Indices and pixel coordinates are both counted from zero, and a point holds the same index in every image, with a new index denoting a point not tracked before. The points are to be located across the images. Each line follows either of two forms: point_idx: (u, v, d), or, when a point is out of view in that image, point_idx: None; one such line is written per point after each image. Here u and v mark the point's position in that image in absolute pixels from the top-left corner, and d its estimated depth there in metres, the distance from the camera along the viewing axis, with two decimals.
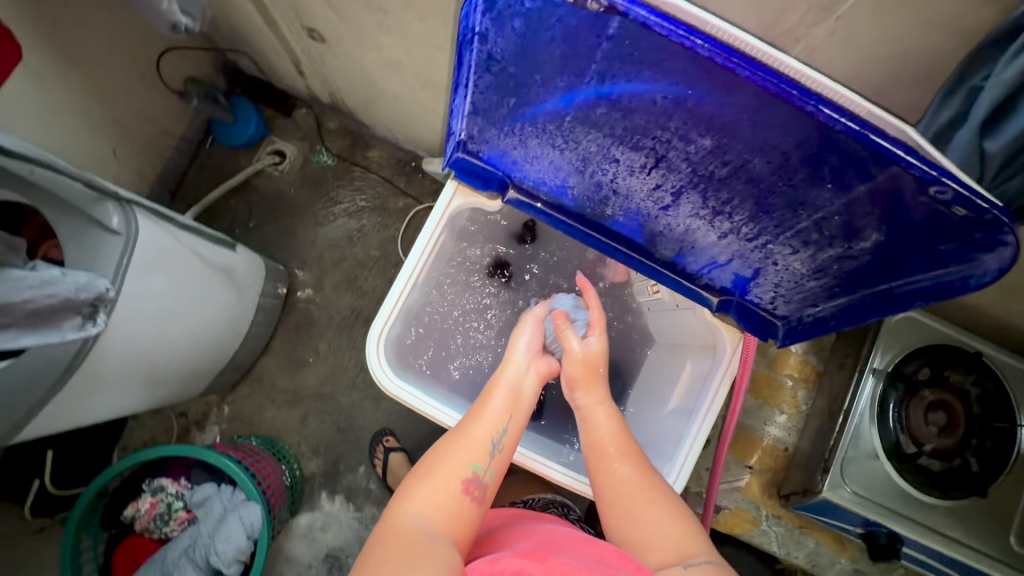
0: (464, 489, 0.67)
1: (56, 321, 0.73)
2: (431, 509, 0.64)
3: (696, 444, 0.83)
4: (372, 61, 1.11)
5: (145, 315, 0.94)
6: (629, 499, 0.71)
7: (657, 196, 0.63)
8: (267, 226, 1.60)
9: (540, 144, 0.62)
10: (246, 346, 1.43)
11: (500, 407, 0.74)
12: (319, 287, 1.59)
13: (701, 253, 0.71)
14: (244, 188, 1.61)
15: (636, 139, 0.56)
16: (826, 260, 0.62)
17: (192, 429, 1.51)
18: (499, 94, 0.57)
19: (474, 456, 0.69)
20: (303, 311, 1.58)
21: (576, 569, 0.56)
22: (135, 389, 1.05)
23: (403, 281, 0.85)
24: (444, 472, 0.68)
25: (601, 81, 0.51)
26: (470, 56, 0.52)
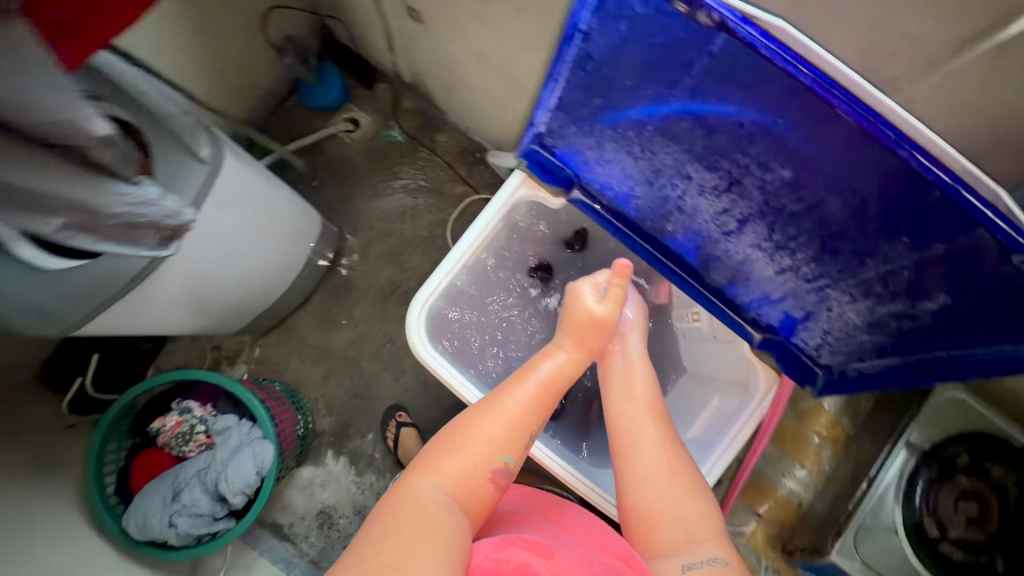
0: (490, 475, 0.68)
1: (137, 238, 0.82)
2: (448, 486, 0.66)
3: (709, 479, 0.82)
4: (460, 47, 1.15)
5: (210, 245, 1.01)
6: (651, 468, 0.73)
7: (723, 221, 0.64)
8: (329, 188, 1.66)
9: (615, 149, 0.63)
10: (287, 296, 1.49)
11: (537, 391, 0.75)
12: (365, 254, 1.64)
13: (754, 285, 0.70)
14: (315, 148, 1.68)
15: (714, 159, 0.57)
16: (884, 315, 0.61)
17: (222, 363, 1.58)
18: (587, 93, 0.58)
19: (503, 444, 0.70)
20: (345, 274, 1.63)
21: (574, 568, 0.60)
22: (183, 314, 1.12)
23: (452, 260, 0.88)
24: (465, 447, 0.68)
25: (691, 97, 0.52)
26: (568, 52, 0.54)
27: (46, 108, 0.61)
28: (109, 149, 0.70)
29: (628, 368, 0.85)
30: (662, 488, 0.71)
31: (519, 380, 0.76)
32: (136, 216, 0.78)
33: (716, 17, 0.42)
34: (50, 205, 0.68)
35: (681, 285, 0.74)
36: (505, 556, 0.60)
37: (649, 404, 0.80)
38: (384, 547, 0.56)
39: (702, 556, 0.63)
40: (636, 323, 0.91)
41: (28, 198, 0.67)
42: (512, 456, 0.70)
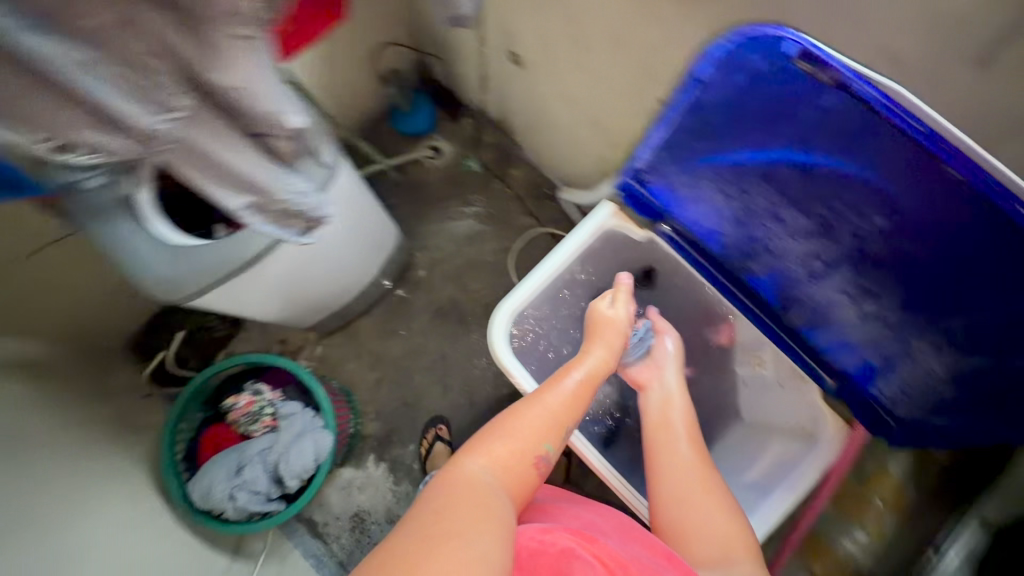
0: (535, 461, 0.73)
1: (283, 223, 0.86)
2: (500, 473, 0.70)
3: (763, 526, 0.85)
4: (554, 90, 1.24)
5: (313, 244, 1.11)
6: (688, 485, 0.83)
7: (810, 264, 0.70)
8: (405, 206, 1.78)
9: (711, 189, 0.71)
10: (356, 300, 1.58)
11: (579, 389, 0.80)
12: (431, 271, 1.73)
13: (834, 329, 0.75)
14: (398, 169, 1.80)
15: (810, 205, 0.64)
16: (965, 368, 0.65)
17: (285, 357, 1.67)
18: (694, 137, 0.66)
19: (545, 433, 0.75)
20: (410, 287, 1.72)
21: (619, 556, 0.67)
22: (270, 302, 1.20)
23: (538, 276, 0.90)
24: (518, 441, 0.73)
25: (798, 147, 0.60)
26: (683, 99, 0.62)
27: (258, 97, 0.64)
28: (291, 140, 0.73)
29: (665, 399, 0.93)
30: (696, 503, 0.81)
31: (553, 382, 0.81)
32: (293, 204, 0.82)
33: (835, 78, 0.52)
34: (237, 180, 0.73)
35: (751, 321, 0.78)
36: (551, 539, 0.66)
37: (680, 427, 0.90)
38: (444, 518, 0.59)
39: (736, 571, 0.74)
40: (673, 353, 0.98)
41: (220, 168, 0.71)
42: (553, 445, 0.75)
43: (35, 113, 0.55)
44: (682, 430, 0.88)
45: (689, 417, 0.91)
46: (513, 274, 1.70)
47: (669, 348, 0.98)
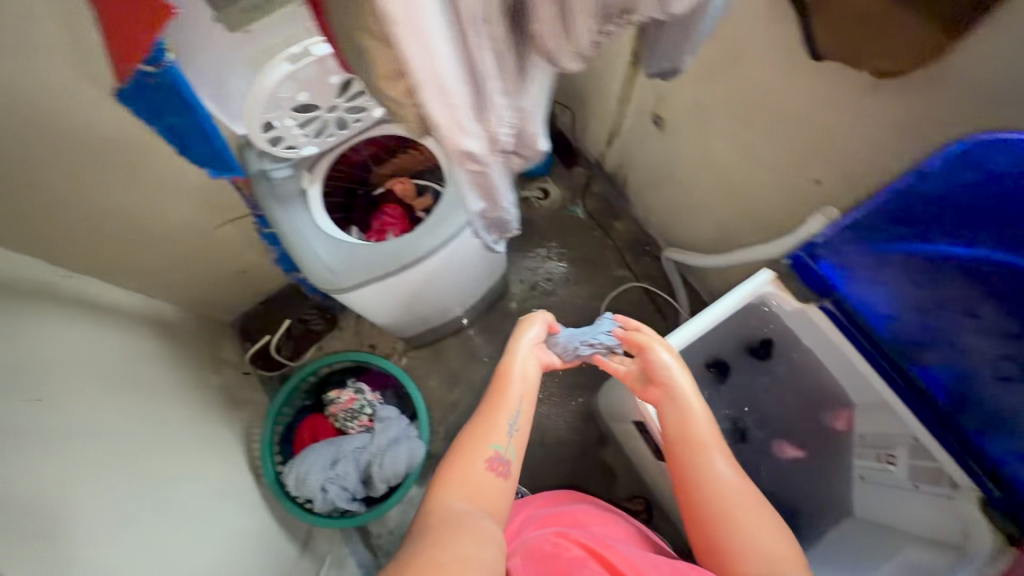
0: (489, 465, 0.81)
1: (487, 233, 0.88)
2: (471, 493, 0.78)
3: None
4: (692, 155, 1.29)
5: (452, 267, 1.15)
6: (723, 502, 0.80)
7: (999, 366, 0.72)
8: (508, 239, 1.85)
9: (896, 274, 0.77)
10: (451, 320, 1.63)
11: (514, 396, 0.87)
12: (522, 305, 1.77)
13: (1011, 438, 0.75)
14: None
15: (1011, 305, 0.67)
16: None
17: None
18: (891, 225, 0.73)
19: (485, 440, 0.83)
20: (500, 317, 1.76)
21: (630, 561, 0.74)
22: (395, 312, 1.25)
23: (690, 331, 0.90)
24: (480, 461, 0.81)
25: (1010, 250, 0.64)
26: (893, 188, 0.69)
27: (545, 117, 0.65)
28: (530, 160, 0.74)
29: (682, 411, 0.88)
30: (733, 515, 0.79)
31: (498, 393, 0.88)
32: (504, 218, 0.83)
33: None
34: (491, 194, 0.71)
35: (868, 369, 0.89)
36: (564, 545, 0.75)
37: (688, 437, 0.86)
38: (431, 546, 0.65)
39: None
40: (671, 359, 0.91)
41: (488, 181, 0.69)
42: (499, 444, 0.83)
43: (446, 104, 0.51)
44: (708, 442, 0.85)
45: (709, 429, 0.86)
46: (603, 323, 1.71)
47: (663, 358, 0.91)
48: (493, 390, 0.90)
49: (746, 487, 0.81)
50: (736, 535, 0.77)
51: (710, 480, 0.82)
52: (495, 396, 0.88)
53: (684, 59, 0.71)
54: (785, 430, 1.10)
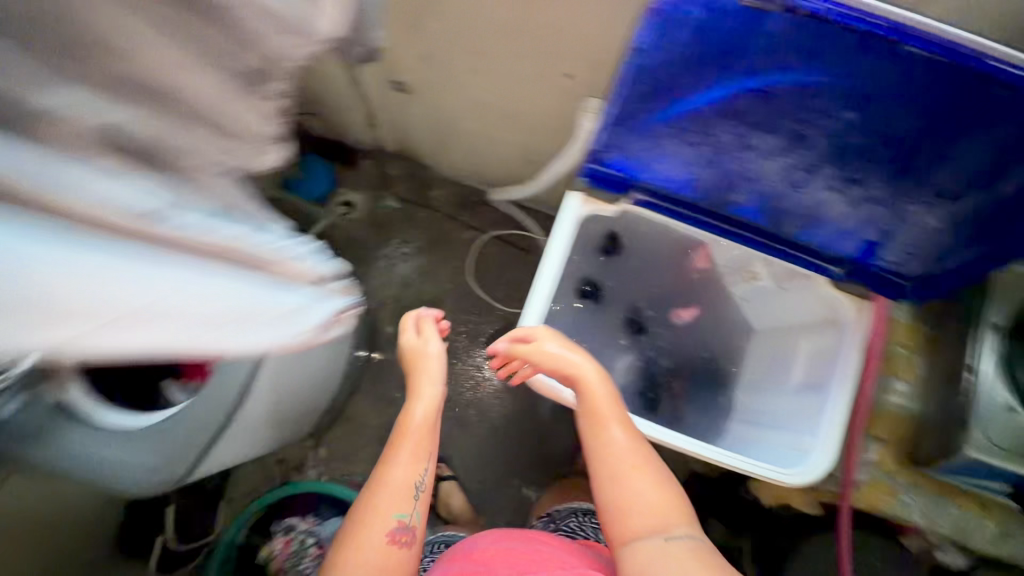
0: (393, 542, 0.72)
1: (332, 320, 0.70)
2: (368, 567, 0.70)
3: (834, 449, 0.83)
4: (455, 103, 1.20)
5: (295, 366, 0.95)
6: (616, 463, 0.73)
7: (790, 175, 0.66)
8: None
9: (673, 142, 0.68)
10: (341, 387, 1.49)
11: (409, 451, 0.79)
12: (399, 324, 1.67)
13: (828, 226, 0.72)
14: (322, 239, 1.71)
15: (776, 123, 0.61)
16: (962, 211, 0.62)
17: (292, 474, 1.55)
18: (640, 101, 0.63)
19: (396, 505, 0.74)
20: (385, 349, 1.66)
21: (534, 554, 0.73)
22: (272, 430, 1.07)
23: (544, 276, 0.84)
24: (377, 535, 0.72)
25: (751, 73, 0.57)
26: (624, 70, 0.59)
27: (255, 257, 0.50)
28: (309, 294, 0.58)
29: (576, 374, 0.80)
30: (622, 449, 0.73)
31: (397, 446, 0.80)
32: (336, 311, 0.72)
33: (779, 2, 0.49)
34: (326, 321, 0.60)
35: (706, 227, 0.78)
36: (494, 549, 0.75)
37: (599, 415, 0.77)
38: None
39: (674, 534, 0.67)
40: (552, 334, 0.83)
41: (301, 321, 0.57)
42: (402, 509, 0.74)
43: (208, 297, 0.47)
44: (608, 409, 0.76)
45: (610, 390, 0.79)
46: (477, 290, 1.66)
47: (551, 345, 0.81)
48: (393, 453, 0.79)
49: (648, 451, 0.74)
50: (645, 518, 0.68)
51: (610, 453, 0.74)
52: (391, 453, 0.79)
53: (372, 37, 0.63)
54: (669, 297, 1.15)
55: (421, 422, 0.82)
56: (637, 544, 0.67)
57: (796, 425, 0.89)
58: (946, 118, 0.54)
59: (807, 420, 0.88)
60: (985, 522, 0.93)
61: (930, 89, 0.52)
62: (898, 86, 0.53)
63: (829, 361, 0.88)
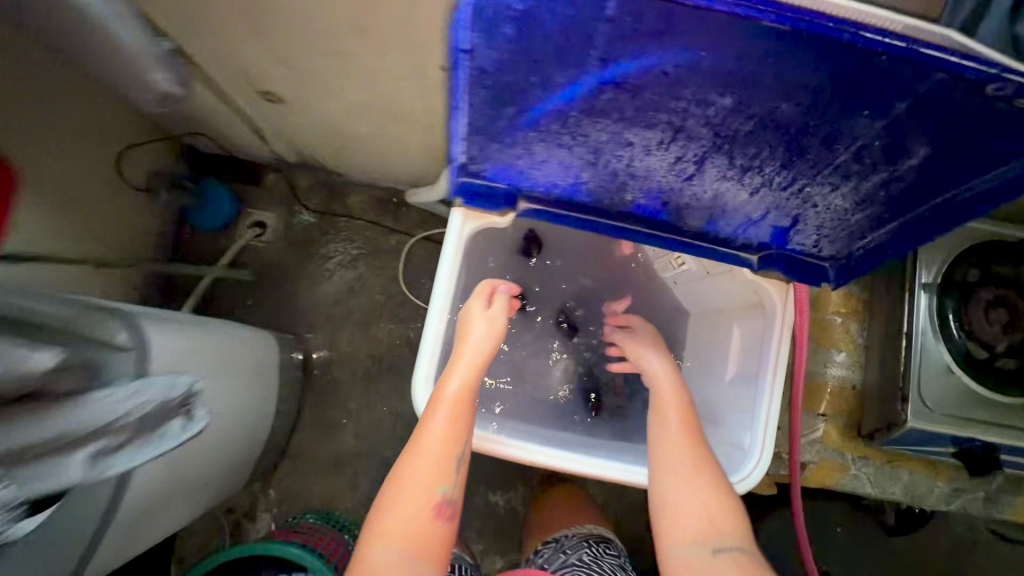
0: (436, 514, 0.62)
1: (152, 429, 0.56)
2: (412, 539, 0.60)
3: (766, 444, 0.79)
4: (337, 109, 1.07)
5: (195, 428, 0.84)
6: (675, 459, 0.70)
7: (679, 168, 0.58)
8: (267, 298, 1.57)
9: (545, 147, 0.58)
10: (279, 425, 1.39)
11: (450, 420, 0.66)
12: (335, 346, 1.57)
13: (733, 214, 0.63)
14: (236, 268, 1.57)
15: (649, 117, 0.51)
16: (869, 189, 0.54)
17: (243, 522, 1.47)
18: (495, 107, 0.53)
19: (439, 473, 0.64)
20: (325, 374, 1.56)
21: None
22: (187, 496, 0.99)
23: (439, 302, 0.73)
24: (421, 503, 0.62)
25: (604, 66, 0.47)
26: (462, 75, 0.49)
27: None
28: None
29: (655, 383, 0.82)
30: (681, 455, 0.70)
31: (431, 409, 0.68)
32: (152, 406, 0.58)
33: None
34: None
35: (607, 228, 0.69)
36: None
37: (663, 406, 0.77)
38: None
39: (728, 545, 0.61)
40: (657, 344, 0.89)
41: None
42: (449, 481, 0.64)
43: None
44: (677, 412, 0.75)
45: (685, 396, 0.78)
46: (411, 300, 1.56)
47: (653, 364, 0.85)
48: (431, 413, 0.67)
49: (707, 454, 0.71)
50: (703, 506, 0.65)
51: (665, 441, 0.73)
52: (433, 415, 0.67)
53: None
54: (599, 290, 1.08)
55: (455, 395, 0.68)
56: (684, 547, 0.62)
57: (731, 418, 0.84)
58: (830, 99, 0.45)
59: (740, 413, 0.82)
60: (934, 482, 0.90)
61: (804, 68, 0.42)
62: (767, 66, 0.43)
63: (759, 347, 0.82)
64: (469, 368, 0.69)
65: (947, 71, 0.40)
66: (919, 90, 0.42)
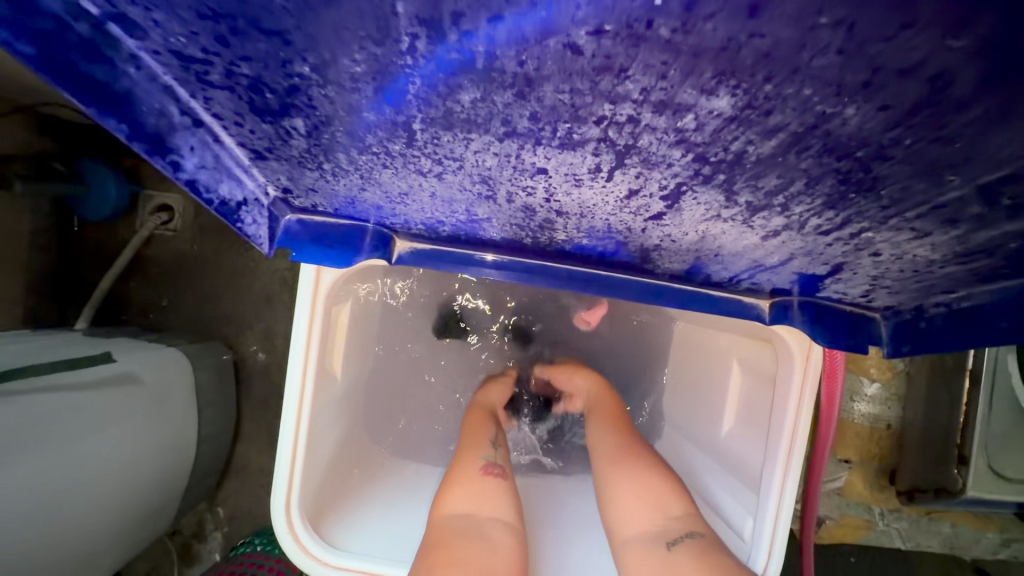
0: (493, 475, 0.54)
1: None
2: (477, 496, 0.51)
3: (781, 546, 0.52)
4: None
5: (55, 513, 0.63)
6: (611, 447, 0.58)
7: (637, 205, 0.32)
8: (186, 297, 1.10)
9: (397, 174, 0.32)
10: (208, 449, 0.99)
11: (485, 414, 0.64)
12: (272, 346, 1.10)
13: (732, 259, 0.38)
14: (137, 264, 1.10)
15: (563, 131, 0.25)
16: (991, 239, 0.29)
17: (193, 542, 1.10)
18: (267, 115, 0.27)
19: (479, 443, 0.58)
20: (264, 381, 1.11)
21: None
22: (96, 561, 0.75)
23: (294, 391, 0.49)
24: (465, 468, 0.54)
25: (434, 32, 0.20)
26: (145, 59, 0.23)
27: None
28: None
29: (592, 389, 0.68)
30: (613, 451, 0.57)
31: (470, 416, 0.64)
32: None
33: None
34: None
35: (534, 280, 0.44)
36: None
37: (605, 412, 0.63)
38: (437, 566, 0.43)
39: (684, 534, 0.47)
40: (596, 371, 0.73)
41: None
42: (492, 449, 0.58)
43: None
44: (616, 423, 0.61)
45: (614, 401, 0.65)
46: None
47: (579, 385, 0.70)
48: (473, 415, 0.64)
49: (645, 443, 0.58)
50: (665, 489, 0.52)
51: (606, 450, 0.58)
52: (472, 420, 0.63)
53: None
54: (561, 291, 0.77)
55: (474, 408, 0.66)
56: (639, 543, 0.49)
57: (727, 495, 0.58)
58: (964, 98, 0.20)
59: (743, 492, 0.56)
60: (983, 532, 0.72)
61: (925, 28, 0.17)
62: (821, 32, 0.18)
63: (770, 407, 0.55)
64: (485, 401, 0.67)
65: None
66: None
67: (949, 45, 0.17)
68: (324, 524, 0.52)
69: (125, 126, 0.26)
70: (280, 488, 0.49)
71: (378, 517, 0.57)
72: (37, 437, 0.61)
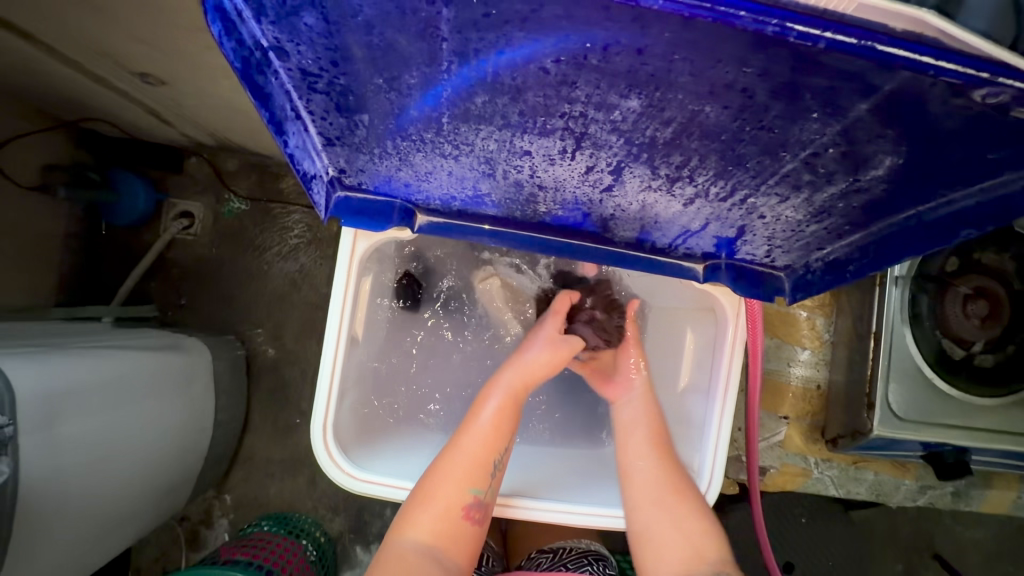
0: (467, 517, 0.59)
1: None
2: (439, 530, 0.57)
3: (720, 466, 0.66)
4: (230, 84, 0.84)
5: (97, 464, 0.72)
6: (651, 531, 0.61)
7: (594, 179, 0.46)
8: (203, 298, 1.21)
9: (426, 157, 0.46)
10: (222, 432, 1.08)
11: (485, 426, 0.62)
12: (280, 342, 1.21)
13: (668, 225, 0.52)
14: (160, 267, 1.21)
15: (541, 122, 0.39)
16: (826, 201, 0.43)
17: (201, 529, 1.18)
18: (345, 113, 0.41)
19: (469, 477, 0.59)
20: (273, 373, 1.20)
21: None
22: (122, 522, 0.84)
23: (332, 336, 0.62)
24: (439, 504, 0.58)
25: (463, 60, 0.34)
26: (281, 70, 0.37)
27: None
28: None
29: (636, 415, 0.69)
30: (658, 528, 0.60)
31: (476, 429, 0.62)
32: None
33: None
34: None
35: (524, 246, 0.57)
36: None
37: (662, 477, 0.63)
38: None
39: None
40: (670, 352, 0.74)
41: None
42: (482, 485, 0.60)
43: None
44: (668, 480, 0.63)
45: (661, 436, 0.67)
46: None
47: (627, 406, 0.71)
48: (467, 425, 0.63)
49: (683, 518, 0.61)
50: None
51: (648, 520, 0.61)
52: (469, 427, 0.62)
53: None
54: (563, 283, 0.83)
55: (489, 425, 0.62)
56: None
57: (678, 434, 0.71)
58: (768, 102, 0.33)
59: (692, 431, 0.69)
60: (901, 480, 0.85)
61: (730, 63, 0.31)
62: (678, 62, 0.31)
63: (711, 360, 0.69)
64: (506, 398, 0.64)
65: (914, 68, 0.28)
66: (881, 90, 0.30)
67: (747, 71, 0.31)
68: (351, 450, 0.64)
69: (263, 114, 0.40)
70: (318, 416, 0.62)
71: (393, 452, 0.69)
72: (87, 395, 0.71)
